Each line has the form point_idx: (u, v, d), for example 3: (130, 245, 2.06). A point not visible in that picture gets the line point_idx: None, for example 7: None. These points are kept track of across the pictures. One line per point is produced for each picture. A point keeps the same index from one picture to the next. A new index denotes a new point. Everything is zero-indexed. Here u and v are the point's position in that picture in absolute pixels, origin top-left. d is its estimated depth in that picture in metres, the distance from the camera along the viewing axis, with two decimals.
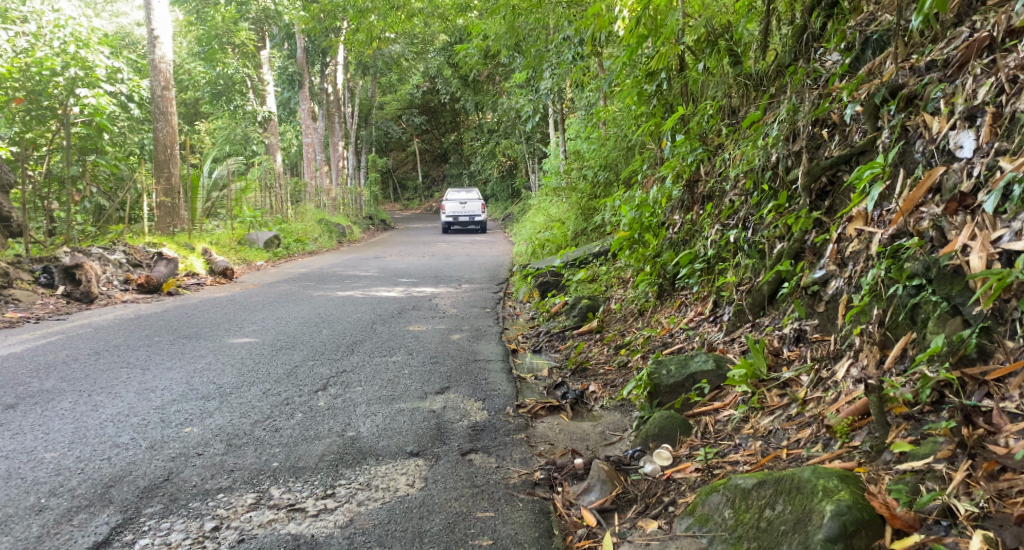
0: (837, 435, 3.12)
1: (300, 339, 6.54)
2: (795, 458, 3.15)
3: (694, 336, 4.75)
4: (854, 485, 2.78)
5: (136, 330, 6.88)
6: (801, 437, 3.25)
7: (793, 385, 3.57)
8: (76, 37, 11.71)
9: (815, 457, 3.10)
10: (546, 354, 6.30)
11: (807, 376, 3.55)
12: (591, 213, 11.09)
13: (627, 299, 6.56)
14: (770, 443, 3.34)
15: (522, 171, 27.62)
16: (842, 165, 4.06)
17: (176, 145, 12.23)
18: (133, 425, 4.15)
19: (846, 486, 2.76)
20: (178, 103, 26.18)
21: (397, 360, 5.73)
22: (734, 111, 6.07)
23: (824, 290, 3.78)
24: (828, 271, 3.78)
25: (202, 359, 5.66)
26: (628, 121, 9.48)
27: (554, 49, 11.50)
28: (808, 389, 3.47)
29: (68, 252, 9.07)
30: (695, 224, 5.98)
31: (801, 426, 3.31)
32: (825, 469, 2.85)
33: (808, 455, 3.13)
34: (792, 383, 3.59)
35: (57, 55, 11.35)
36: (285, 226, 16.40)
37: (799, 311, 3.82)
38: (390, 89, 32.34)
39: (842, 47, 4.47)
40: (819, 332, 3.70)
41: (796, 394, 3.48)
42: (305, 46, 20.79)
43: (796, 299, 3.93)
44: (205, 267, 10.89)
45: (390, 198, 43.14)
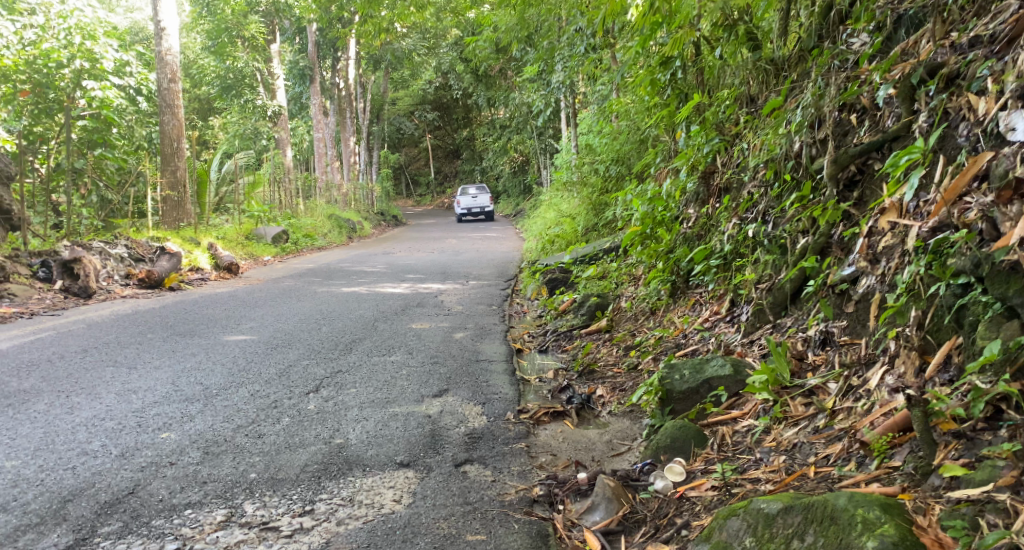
0: (874, 454, 2.83)
1: (298, 337, 6.27)
2: (824, 478, 2.86)
3: (710, 337, 4.45)
4: (899, 517, 2.47)
5: (130, 326, 6.63)
6: (831, 453, 2.96)
7: (820, 393, 3.26)
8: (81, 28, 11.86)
9: (847, 478, 2.81)
10: (552, 354, 6.01)
11: (836, 384, 3.23)
12: (602, 208, 10.79)
13: (638, 297, 6.27)
14: (794, 458, 3.04)
15: (535, 167, 27.36)
16: (874, 152, 3.75)
17: (182, 138, 12.04)
18: (107, 429, 3.88)
19: (889, 518, 2.45)
20: (191, 99, 25.99)
21: (396, 360, 5.45)
22: (752, 99, 5.80)
23: (853, 289, 3.48)
24: (858, 268, 3.47)
25: (192, 358, 5.40)
26: (641, 112, 9.18)
27: (565, 40, 11.20)
28: (837, 399, 3.17)
29: (67, 245, 8.79)
30: (711, 218, 5.71)
31: (830, 441, 3.01)
32: (863, 496, 2.54)
33: (839, 475, 2.83)
34: (818, 391, 3.28)
35: (65, 48, 11.59)
36: (294, 221, 16.17)
37: (826, 311, 3.52)
38: (403, 84, 32.09)
39: (871, 27, 4.16)
40: (848, 335, 3.40)
41: (824, 404, 3.18)
42: (316, 41, 20.56)
43: (822, 299, 3.63)
44: (209, 262, 10.65)
45: (402, 194, 42.95)
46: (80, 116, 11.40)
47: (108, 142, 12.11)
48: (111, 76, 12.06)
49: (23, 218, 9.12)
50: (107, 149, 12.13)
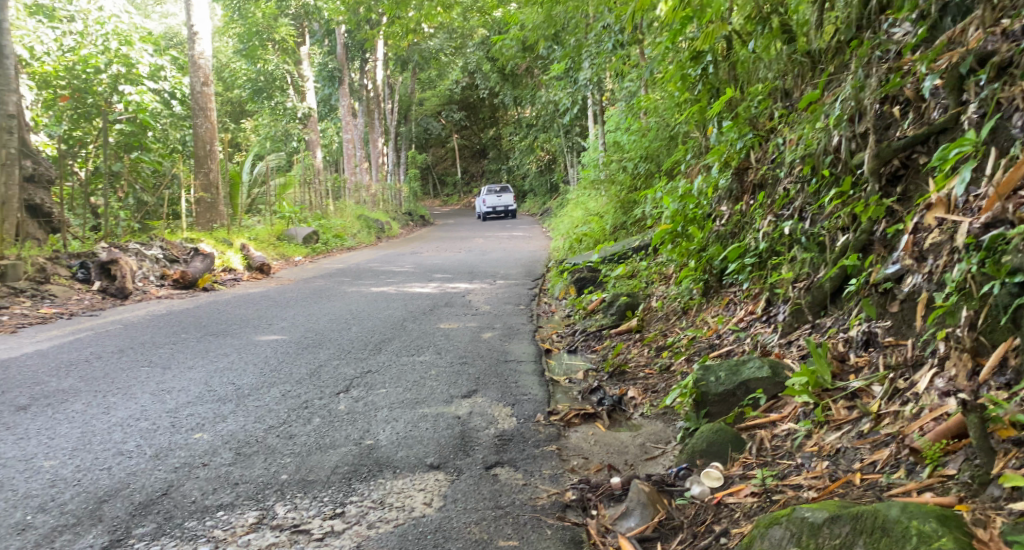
0: (926, 461, 2.72)
1: (328, 337, 6.25)
2: (872, 485, 2.76)
3: (746, 337, 4.37)
4: (957, 530, 2.36)
5: (164, 327, 6.64)
6: (877, 459, 2.86)
7: (864, 396, 3.17)
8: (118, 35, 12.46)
9: (898, 485, 2.71)
10: (581, 354, 5.93)
11: (881, 387, 3.14)
12: (631, 206, 10.68)
13: (669, 296, 6.18)
14: (839, 464, 2.95)
15: (562, 165, 27.26)
16: (919, 145, 3.66)
17: (216, 141, 12.07)
18: (142, 429, 3.88)
19: (947, 531, 2.34)
20: (223, 103, 26.25)
21: (425, 361, 5.41)
22: (788, 93, 5.73)
23: (898, 288, 3.38)
24: (903, 266, 3.37)
25: (225, 358, 5.39)
26: (670, 108, 9.05)
27: (593, 38, 11.13)
28: (882, 403, 3.07)
29: (105, 247, 8.87)
30: (745, 215, 5.64)
31: (876, 447, 2.92)
32: (917, 507, 2.44)
33: (888, 483, 2.74)
34: (862, 394, 3.19)
35: (103, 54, 12.04)
36: (324, 221, 16.23)
37: (868, 312, 3.42)
38: (430, 85, 32.10)
39: (913, 16, 4.07)
40: (893, 336, 3.30)
41: (868, 408, 3.09)
42: (344, 42, 20.66)
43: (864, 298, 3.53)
44: (242, 262, 10.72)
45: (430, 194, 43.10)
46: (117, 120, 11.55)
47: (143, 146, 12.13)
48: (146, 81, 12.51)
49: (63, 220, 9.10)
50: (144, 152, 12.15)
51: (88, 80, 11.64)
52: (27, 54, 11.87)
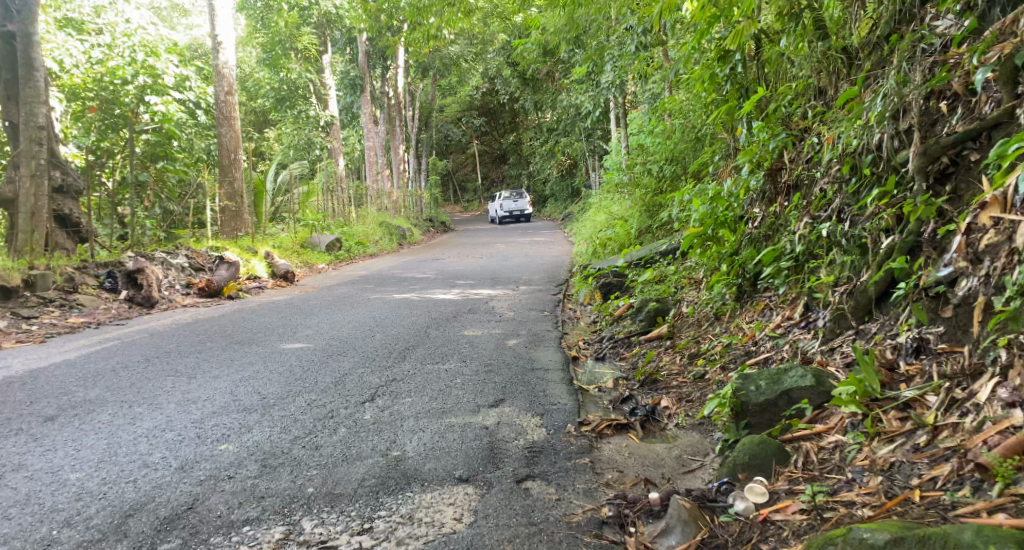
0: (994, 478, 2.69)
1: (352, 344, 6.16)
2: (934, 504, 2.73)
3: (784, 344, 4.36)
4: None
5: (190, 335, 6.57)
6: (937, 475, 2.83)
7: (918, 407, 3.10)
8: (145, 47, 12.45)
9: (964, 504, 2.68)
10: (610, 362, 5.80)
11: (936, 397, 3.08)
12: (656, 209, 10.52)
13: (700, 301, 6.04)
14: (894, 480, 2.90)
15: (583, 169, 27.13)
16: (969, 142, 3.74)
17: (239, 150, 12.11)
18: (167, 439, 3.79)
19: None
20: (247, 113, 26.31)
21: (450, 369, 5.30)
22: (823, 92, 5.56)
23: (952, 292, 3.31)
24: (957, 269, 3.30)
25: (250, 366, 5.30)
26: (696, 110, 8.93)
27: (615, 40, 11.04)
28: (939, 413, 3.02)
29: (132, 256, 8.85)
30: (779, 217, 5.53)
31: (934, 462, 2.87)
32: (994, 533, 2.47)
33: (953, 501, 2.71)
34: (916, 405, 3.12)
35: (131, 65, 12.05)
36: (347, 229, 16.21)
37: (919, 317, 3.34)
38: (450, 91, 32.07)
39: (957, 9, 4.19)
40: (947, 343, 3.25)
41: (924, 419, 3.03)
42: (366, 50, 20.69)
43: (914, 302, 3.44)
44: (266, 270, 10.69)
45: (450, 201, 43.11)
46: (144, 131, 11.46)
47: (169, 155, 12.14)
48: (172, 91, 12.49)
49: (90, 230, 9.03)
50: (169, 161, 12.18)
51: (115, 92, 11.70)
52: (56, 66, 11.79)
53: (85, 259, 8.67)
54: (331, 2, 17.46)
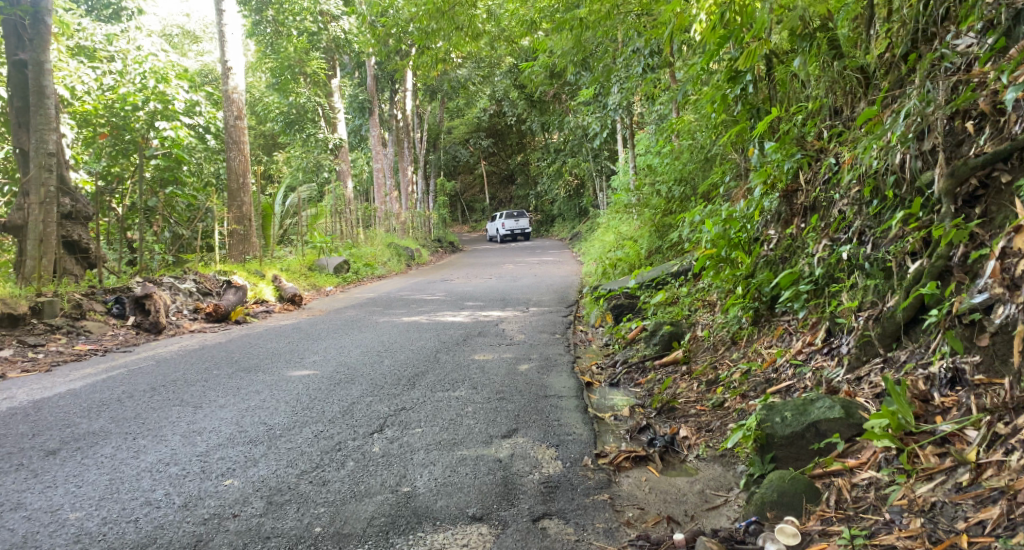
0: None
1: (360, 371, 6.05)
2: None
3: (806, 372, 4.32)
4: None
5: (196, 362, 6.45)
6: (984, 518, 2.95)
7: (957, 440, 3.26)
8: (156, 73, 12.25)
9: None
10: (623, 388, 5.66)
11: (975, 431, 3.23)
12: (666, 229, 10.41)
13: (716, 324, 5.92)
14: (938, 523, 3.03)
15: (591, 189, 27.05)
16: (999, 162, 3.77)
17: (248, 173, 12.14)
18: (170, 474, 3.67)
19: None
20: (256, 136, 26.27)
21: (460, 397, 5.19)
22: (837, 111, 5.46)
23: (988, 320, 3.45)
24: (993, 295, 3.45)
25: (257, 395, 5.18)
26: (706, 130, 8.84)
27: (623, 62, 10.99)
28: (980, 449, 3.16)
29: (140, 281, 8.77)
30: (797, 239, 5.43)
31: (980, 503, 3.01)
32: None
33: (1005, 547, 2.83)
34: (954, 439, 3.28)
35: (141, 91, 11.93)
36: (355, 250, 16.13)
37: (955, 347, 3.50)
38: (457, 112, 32.02)
39: (979, 28, 4.19)
40: (984, 374, 3.39)
41: (965, 456, 3.17)
42: (374, 73, 20.69)
43: (946, 330, 3.59)
44: (274, 294, 10.60)
45: (457, 221, 43.01)
46: (153, 157, 11.37)
47: (179, 180, 12.10)
48: (183, 117, 12.30)
49: (99, 256, 8.92)
50: (179, 187, 12.15)
51: (126, 116, 11.61)
52: (67, 93, 11.78)
53: (93, 285, 8.59)
54: (339, 26, 17.48)
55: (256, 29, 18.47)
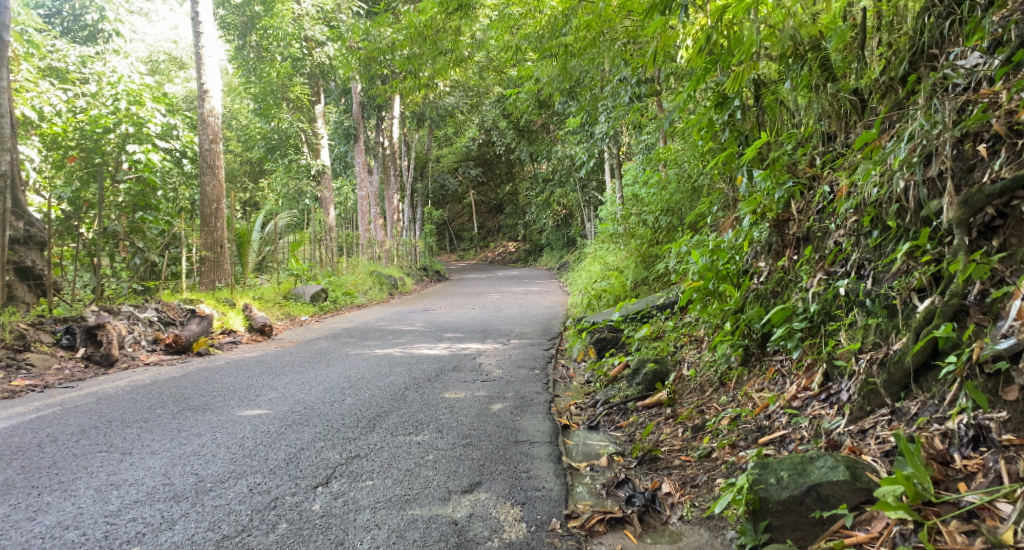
0: None
1: (318, 410, 5.56)
2: None
3: (802, 420, 3.93)
4: None
5: (142, 399, 5.94)
6: None
7: (988, 515, 3.02)
8: (130, 93, 11.62)
9: None
10: (603, 433, 5.22)
11: (1008, 504, 3.00)
12: (653, 260, 10.02)
13: (702, 363, 5.49)
14: None
15: (580, 219, 26.73)
16: (1019, 190, 3.49)
17: (222, 199, 11.69)
18: (66, 542, 3.37)
19: None
20: (240, 162, 25.75)
21: (423, 442, 4.73)
22: (830, 136, 5.08)
23: (1015, 371, 3.19)
24: (1020, 341, 3.20)
25: (197, 439, 4.71)
26: (693, 160, 8.51)
27: (609, 90, 10.71)
28: (1017, 528, 2.94)
29: (94, 310, 8.26)
30: (789, 272, 5.05)
31: None
32: None
33: None
34: (985, 511, 3.04)
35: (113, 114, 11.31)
36: (335, 278, 15.61)
37: (981, 402, 3.22)
38: (446, 141, 31.64)
39: (986, 45, 3.90)
40: (1013, 434, 3.14)
41: (1001, 536, 2.94)
42: (361, 101, 20.36)
43: (968, 380, 3.31)
44: (243, 324, 10.08)
45: (446, 249, 42.64)
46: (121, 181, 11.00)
47: (151, 205, 11.36)
48: (157, 140, 11.68)
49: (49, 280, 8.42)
50: (151, 212, 11.35)
51: (97, 139, 10.99)
52: (36, 115, 11.15)
53: (43, 314, 8.08)
54: (324, 52, 17.17)
55: (239, 54, 18.13)
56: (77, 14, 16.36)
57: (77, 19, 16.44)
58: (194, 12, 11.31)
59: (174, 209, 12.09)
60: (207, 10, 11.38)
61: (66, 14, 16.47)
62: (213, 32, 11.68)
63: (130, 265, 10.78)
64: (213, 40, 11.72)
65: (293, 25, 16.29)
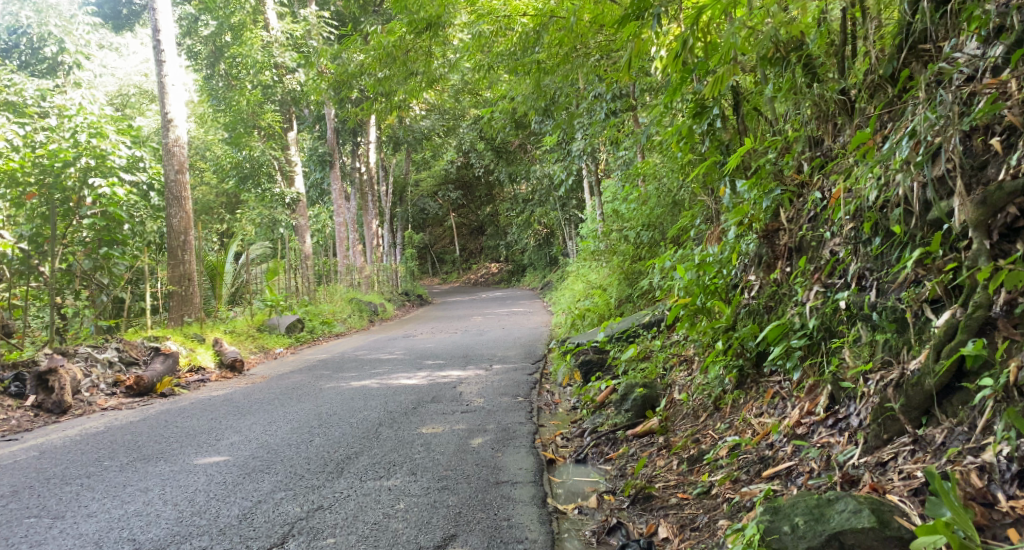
0: None
1: (284, 453, 5.18)
2: None
3: (809, 452, 3.64)
4: None
5: (91, 448, 5.56)
6: None
7: None
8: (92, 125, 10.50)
9: None
10: (592, 466, 4.85)
11: None
12: (637, 276, 9.67)
13: (694, 385, 5.11)
14: None
15: (561, 238, 26.44)
16: None
17: (190, 231, 11.13)
18: None
19: None
20: (214, 195, 25.21)
21: (395, 487, 4.38)
22: (818, 141, 4.75)
23: None
24: None
25: (142, 497, 4.41)
26: (672, 172, 8.18)
27: (585, 106, 10.38)
28: None
29: (47, 354, 7.78)
30: (783, 285, 4.70)
31: None
32: None
33: None
34: None
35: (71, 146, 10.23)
36: (312, 308, 15.11)
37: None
38: (424, 165, 31.26)
39: (984, 34, 3.59)
40: None
41: None
42: (335, 128, 19.96)
43: (1006, 407, 3.04)
44: (213, 360, 9.59)
45: (428, 273, 42.16)
46: (85, 217, 10.15)
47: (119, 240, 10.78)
48: (121, 174, 10.65)
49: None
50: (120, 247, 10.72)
51: (57, 174, 9.97)
52: None
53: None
54: (294, 79, 16.73)
55: (207, 84, 17.83)
56: (36, 47, 16.01)
57: (35, 52, 16.06)
58: (156, 40, 10.85)
59: (143, 242, 11.17)
60: (169, 37, 10.90)
61: (23, 47, 16.11)
62: (175, 60, 11.21)
63: (94, 303, 10.27)
64: (175, 68, 11.24)
65: (262, 52, 15.87)
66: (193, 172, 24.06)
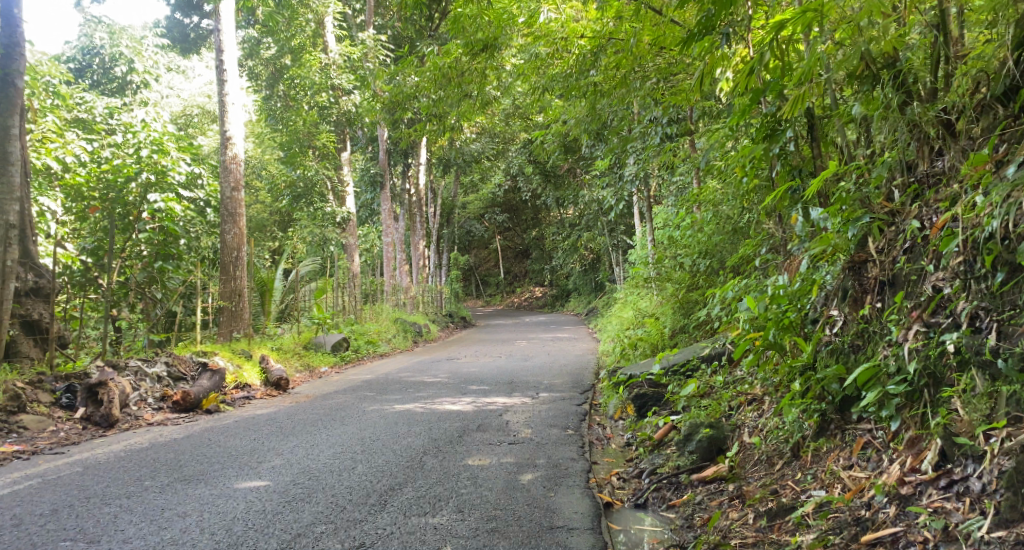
0: None
1: (326, 480, 4.89)
2: None
3: (921, 518, 3.35)
4: None
5: (131, 466, 5.34)
6: None
7: None
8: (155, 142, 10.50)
9: None
10: (655, 513, 4.45)
11: None
12: (692, 305, 9.25)
13: (768, 428, 4.65)
14: None
15: (607, 265, 25.99)
16: None
17: (242, 247, 11.00)
18: None
19: None
20: (265, 211, 25.27)
21: (440, 526, 4.06)
22: (911, 165, 4.29)
23: None
24: None
25: (179, 523, 4.16)
26: (735, 200, 7.76)
27: (641, 130, 9.98)
28: None
29: (99, 367, 7.65)
30: (872, 322, 4.26)
31: None
32: None
33: None
34: None
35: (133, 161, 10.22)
36: (358, 326, 14.89)
37: None
38: (472, 187, 31.08)
39: None
40: None
41: None
42: (387, 149, 19.87)
43: None
44: (259, 378, 9.39)
45: (471, 293, 41.90)
46: (142, 231, 10.04)
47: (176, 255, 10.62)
48: (179, 190, 10.60)
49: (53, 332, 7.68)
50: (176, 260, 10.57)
51: (119, 189, 9.92)
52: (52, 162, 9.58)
53: (44, 369, 7.54)
54: (351, 100, 16.60)
55: (266, 104, 17.91)
56: (107, 68, 16.24)
57: (107, 72, 16.30)
58: (219, 60, 10.84)
59: (197, 258, 11.09)
60: (231, 56, 10.85)
61: (96, 67, 16.24)
62: (236, 80, 11.16)
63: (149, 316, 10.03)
64: (236, 87, 11.20)
65: (319, 74, 15.90)
66: (248, 191, 24.21)
